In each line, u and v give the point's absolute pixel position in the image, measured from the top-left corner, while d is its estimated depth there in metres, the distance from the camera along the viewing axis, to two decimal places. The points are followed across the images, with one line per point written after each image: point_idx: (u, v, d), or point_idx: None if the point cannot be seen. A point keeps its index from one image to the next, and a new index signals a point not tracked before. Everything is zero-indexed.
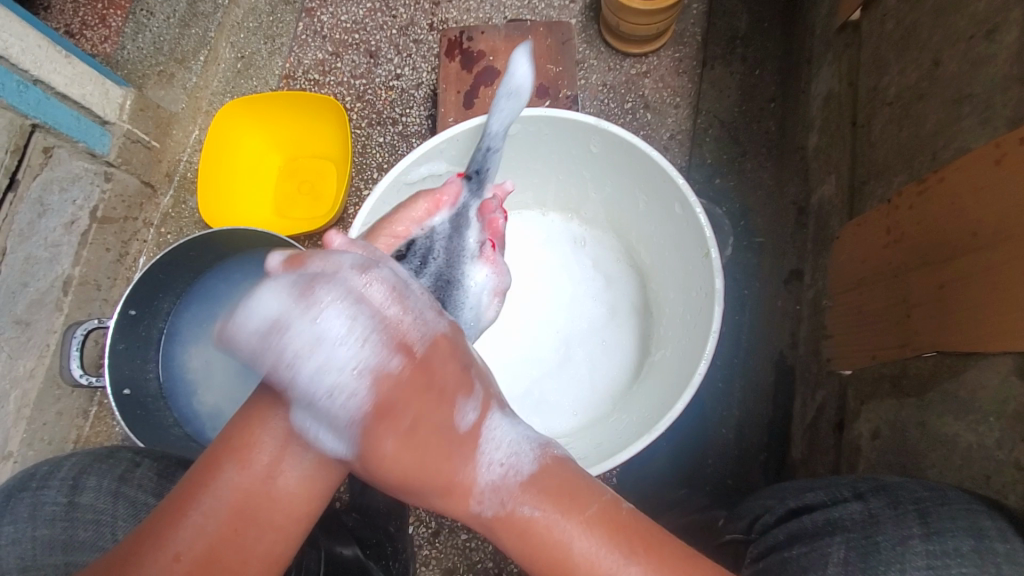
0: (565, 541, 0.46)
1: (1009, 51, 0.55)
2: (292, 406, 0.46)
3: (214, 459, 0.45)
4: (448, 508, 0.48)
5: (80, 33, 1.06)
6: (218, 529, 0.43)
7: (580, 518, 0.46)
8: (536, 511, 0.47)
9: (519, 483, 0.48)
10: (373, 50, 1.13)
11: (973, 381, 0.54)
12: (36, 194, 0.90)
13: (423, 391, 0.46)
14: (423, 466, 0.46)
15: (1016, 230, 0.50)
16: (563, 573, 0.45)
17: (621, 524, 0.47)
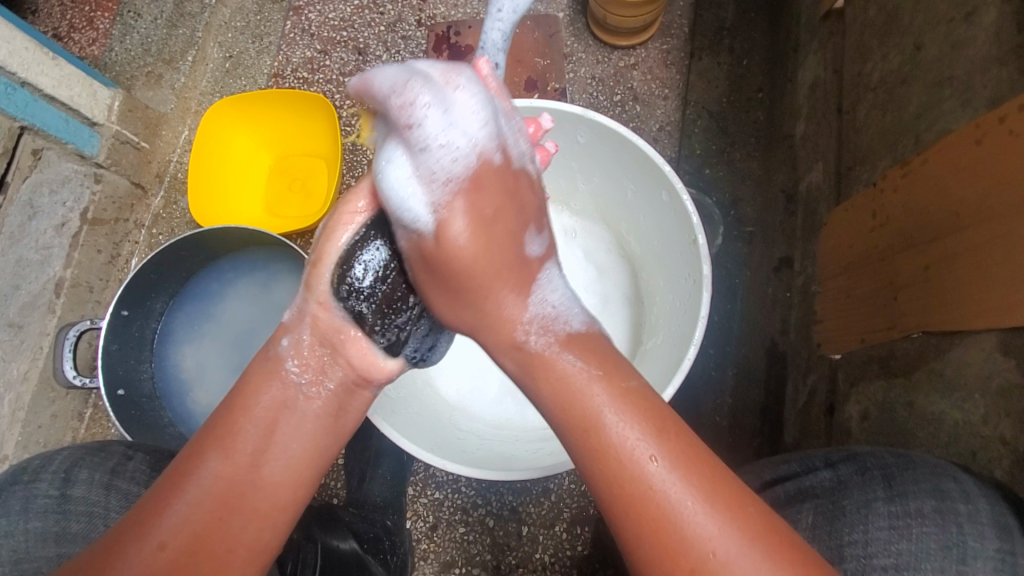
0: (602, 423, 0.45)
1: (988, 33, 0.56)
2: (274, 405, 0.49)
3: (198, 451, 0.47)
4: (489, 297, 0.51)
5: (67, 36, 1.07)
6: (203, 516, 0.45)
7: (613, 389, 0.46)
8: (577, 362, 0.49)
9: (564, 330, 0.51)
10: (361, 47, 1.13)
11: (957, 359, 0.55)
12: (26, 197, 0.90)
13: (509, 209, 0.50)
14: (495, 233, 0.50)
15: (998, 208, 0.51)
16: (584, 426, 0.46)
17: (660, 412, 0.46)
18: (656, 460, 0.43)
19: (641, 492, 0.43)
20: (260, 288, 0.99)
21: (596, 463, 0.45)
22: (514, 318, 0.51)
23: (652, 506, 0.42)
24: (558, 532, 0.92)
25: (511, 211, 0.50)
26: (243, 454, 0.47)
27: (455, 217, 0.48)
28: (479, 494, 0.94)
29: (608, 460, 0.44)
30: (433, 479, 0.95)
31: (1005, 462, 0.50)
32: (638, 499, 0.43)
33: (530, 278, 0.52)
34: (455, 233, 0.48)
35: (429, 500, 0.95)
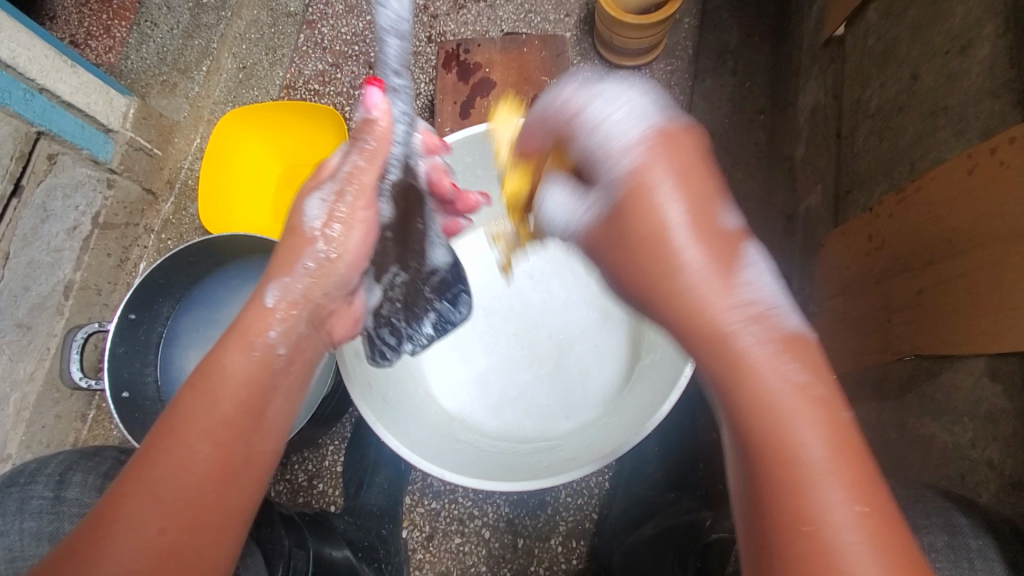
0: (791, 422, 0.39)
1: (981, 66, 0.58)
2: (257, 379, 0.53)
3: (180, 428, 0.49)
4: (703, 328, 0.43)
5: (84, 43, 1.10)
6: (196, 485, 0.48)
7: (821, 410, 0.40)
8: (769, 357, 0.41)
9: (780, 331, 0.43)
10: (372, 61, 1.16)
11: (948, 383, 0.56)
12: (40, 200, 0.92)
13: (697, 173, 0.48)
14: (725, 319, 0.43)
15: (988, 234, 0.52)
16: (765, 416, 0.40)
17: (850, 433, 0.40)
18: (822, 478, 0.38)
19: (788, 485, 0.38)
20: None
21: (772, 467, 0.39)
22: (707, 342, 0.43)
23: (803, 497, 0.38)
24: (554, 545, 0.93)
25: (700, 178, 0.48)
26: (235, 422, 0.51)
27: (654, 186, 0.47)
28: (477, 506, 0.95)
29: (778, 472, 0.39)
30: (431, 489, 0.96)
31: (993, 486, 0.51)
32: (783, 485, 0.38)
33: (734, 254, 0.45)
34: (662, 209, 0.46)
35: (426, 510, 0.95)
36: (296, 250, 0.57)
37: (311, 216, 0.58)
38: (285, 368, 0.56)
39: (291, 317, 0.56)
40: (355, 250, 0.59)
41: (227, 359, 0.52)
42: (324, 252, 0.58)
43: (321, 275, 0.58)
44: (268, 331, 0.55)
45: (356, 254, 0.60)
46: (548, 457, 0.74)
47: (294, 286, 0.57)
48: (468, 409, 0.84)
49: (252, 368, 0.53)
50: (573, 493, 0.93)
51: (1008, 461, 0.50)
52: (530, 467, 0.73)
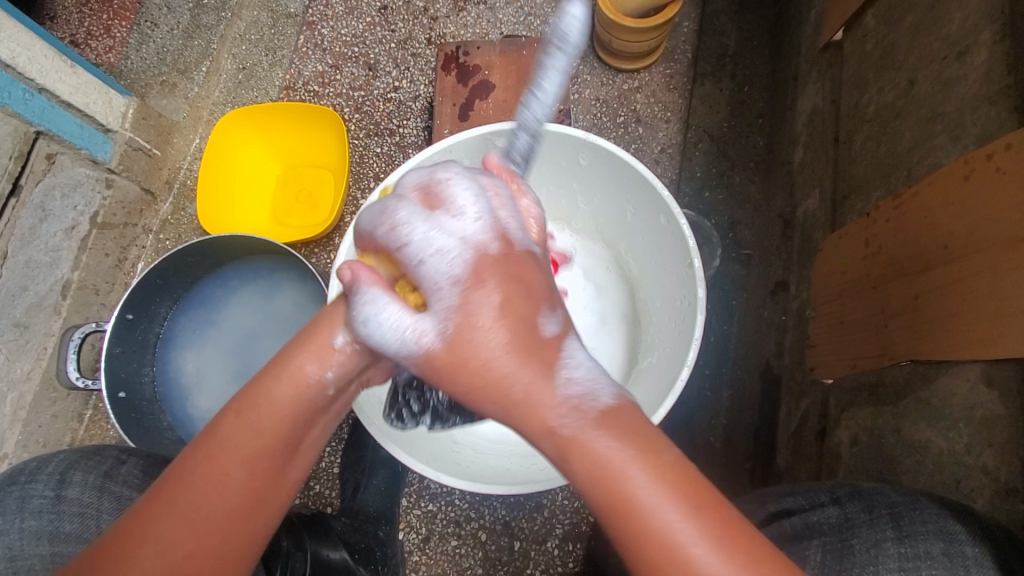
0: (643, 510, 0.38)
1: (978, 72, 0.58)
2: (300, 408, 0.47)
3: (214, 451, 0.46)
4: (560, 436, 0.41)
5: (84, 43, 1.10)
6: (223, 518, 0.46)
7: (678, 482, 0.39)
8: (614, 447, 0.40)
9: (596, 417, 0.41)
10: (372, 63, 1.16)
11: (944, 388, 0.56)
12: (39, 200, 0.92)
13: (516, 289, 0.44)
14: (546, 399, 0.41)
15: (985, 240, 0.52)
16: (614, 507, 0.39)
17: (689, 480, 0.40)
18: (702, 557, 0.37)
19: (667, 569, 0.38)
20: (264, 295, 1.01)
21: (643, 560, 0.38)
22: (557, 451, 0.41)
23: None
24: (550, 548, 0.93)
25: (519, 298, 0.44)
26: (267, 455, 0.47)
27: (477, 309, 0.43)
28: (473, 508, 0.95)
29: (663, 569, 0.38)
30: (427, 491, 0.96)
31: (987, 492, 0.51)
32: (660, 568, 0.38)
33: (554, 359, 0.43)
34: (477, 324, 0.43)
35: (423, 512, 0.95)
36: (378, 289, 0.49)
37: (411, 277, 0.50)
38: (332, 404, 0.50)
39: (351, 362, 0.49)
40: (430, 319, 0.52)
41: (271, 385, 0.47)
42: None
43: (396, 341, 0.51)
44: (326, 371, 0.48)
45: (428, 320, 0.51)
46: (544, 461, 0.74)
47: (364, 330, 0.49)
48: None
49: (295, 402, 0.47)
50: (569, 496, 0.93)
51: (1003, 468, 0.50)
52: (526, 470, 0.73)
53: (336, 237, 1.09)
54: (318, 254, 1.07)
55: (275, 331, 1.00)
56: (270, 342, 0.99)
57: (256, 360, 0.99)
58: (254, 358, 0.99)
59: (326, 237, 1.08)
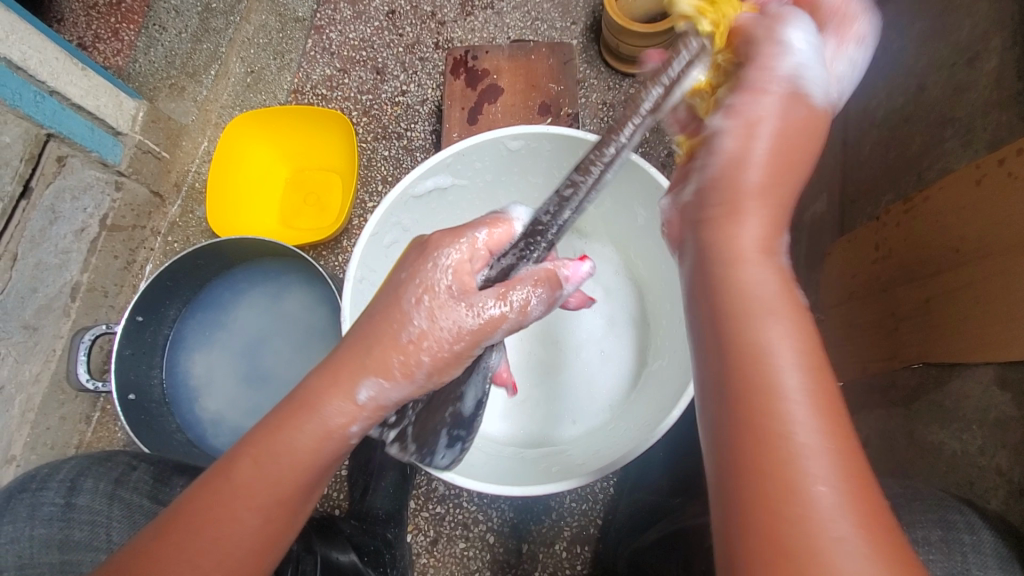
0: (776, 368, 0.43)
1: (989, 78, 0.58)
2: (318, 455, 0.49)
3: (232, 496, 0.47)
4: (728, 276, 0.49)
5: (93, 46, 1.08)
6: (235, 565, 0.46)
7: (812, 377, 0.44)
8: (775, 323, 0.46)
9: (776, 293, 0.48)
10: (380, 67, 1.17)
11: (956, 391, 0.56)
12: (49, 202, 0.92)
13: (814, 126, 0.54)
14: (751, 267, 0.49)
15: (996, 244, 0.53)
16: (754, 356, 0.45)
17: (829, 397, 0.44)
18: (807, 436, 0.41)
19: (769, 436, 0.41)
20: (272, 298, 1.01)
21: (754, 418, 0.42)
22: (723, 284, 0.49)
23: (777, 453, 0.41)
24: (558, 550, 0.93)
25: (807, 130, 0.54)
26: (284, 500, 0.48)
27: (761, 125, 0.53)
28: (481, 511, 0.95)
29: (768, 436, 0.41)
30: (436, 494, 0.96)
31: (1001, 493, 0.51)
32: (770, 461, 0.41)
33: (774, 240, 0.51)
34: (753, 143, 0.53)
35: (431, 514, 0.96)
36: (384, 331, 0.50)
37: (414, 318, 0.50)
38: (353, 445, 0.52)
39: (373, 413, 0.51)
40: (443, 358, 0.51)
41: (289, 432, 0.48)
42: (411, 343, 0.50)
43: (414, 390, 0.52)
44: (357, 394, 0.49)
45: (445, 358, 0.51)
46: (556, 463, 0.75)
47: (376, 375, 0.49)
48: None
49: (315, 447, 0.49)
50: (577, 498, 0.94)
51: (1016, 468, 0.50)
52: (538, 472, 0.73)
53: (344, 240, 1.10)
54: (327, 257, 1.07)
55: (285, 334, 1.00)
56: (278, 345, 1.00)
57: (263, 362, 0.99)
58: (263, 361, 0.99)
59: (334, 239, 1.08)
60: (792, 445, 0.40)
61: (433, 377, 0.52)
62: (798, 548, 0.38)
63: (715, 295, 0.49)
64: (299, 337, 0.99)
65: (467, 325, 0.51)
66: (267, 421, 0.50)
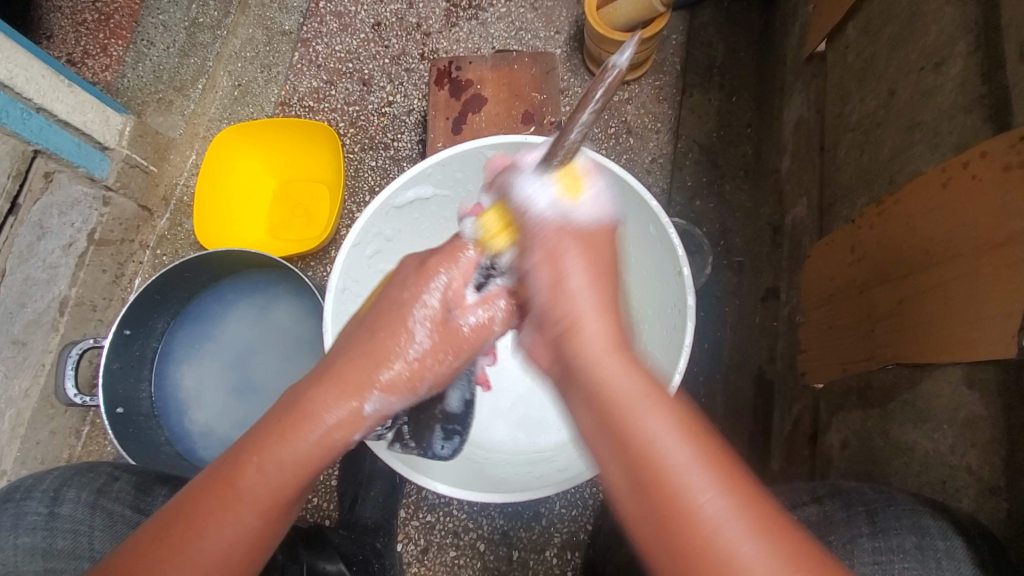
0: (636, 416, 0.41)
1: (954, 82, 0.59)
2: (315, 460, 0.48)
3: (223, 508, 0.46)
4: (571, 344, 0.44)
5: (81, 62, 1.08)
6: (234, 570, 0.47)
7: (670, 414, 0.42)
8: (627, 384, 0.42)
9: (600, 335, 0.44)
10: (366, 78, 1.18)
11: (928, 391, 0.57)
12: (36, 218, 0.93)
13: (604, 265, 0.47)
14: (590, 329, 0.44)
15: (963, 246, 0.53)
16: (617, 420, 0.42)
17: (691, 426, 0.42)
18: (685, 464, 0.40)
19: (656, 481, 0.40)
20: (259, 309, 1.02)
21: (644, 494, 0.40)
22: (567, 338, 0.45)
23: (677, 515, 0.39)
24: (549, 557, 0.93)
25: (603, 267, 0.47)
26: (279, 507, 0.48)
27: (564, 255, 0.47)
28: (471, 518, 0.95)
29: (651, 485, 0.40)
30: (426, 502, 0.97)
31: (972, 492, 0.52)
32: (674, 527, 0.39)
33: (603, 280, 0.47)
34: (567, 275, 0.46)
35: (421, 523, 0.96)
36: (391, 336, 0.50)
37: (415, 335, 0.50)
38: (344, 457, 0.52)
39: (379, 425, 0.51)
40: (446, 370, 0.52)
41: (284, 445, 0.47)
42: (419, 352, 0.50)
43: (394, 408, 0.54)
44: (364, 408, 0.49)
45: (450, 368, 0.53)
46: (539, 469, 0.75)
47: (391, 392, 0.49)
48: None
49: (311, 455, 0.48)
50: (567, 504, 0.94)
51: (986, 467, 0.51)
52: (522, 479, 0.74)
53: (332, 251, 1.10)
54: (314, 267, 1.08)
55: (274, 345, 1.01)
56: (266, 356, 1.00)
57: (252, 374, 0.99)
58: (251, 372, 1.00)
59: (322, 250, 1.09)
60: (685, 476, 0.39)
61: (433, 382, 0.52)
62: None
63: (565, 374, 0.45)
64: (287, 348, 1.00)
65: (462, 335, 0.52)
66: (260, 430, 0.48)
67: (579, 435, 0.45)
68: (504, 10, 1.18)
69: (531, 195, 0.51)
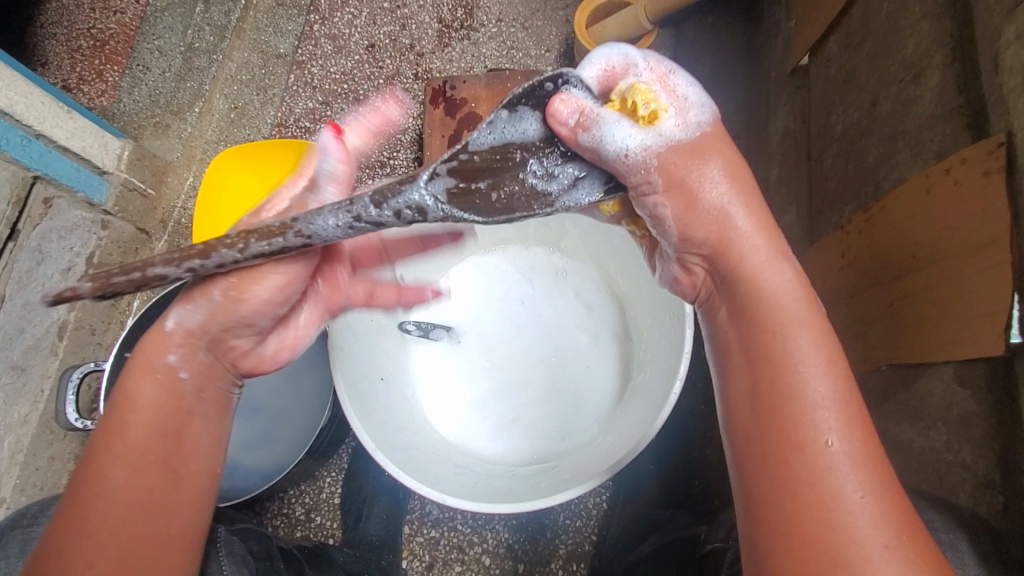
0: (785, 336, 0.47)
1: (932, 93, 0.62)
2: (165, 402, 0.54)
3: (92, 467, 0.52)
4: (729, 249, 0.52)
5: (77, 88, 1.11)
6: (137, 518, 0.51)
7: (820, 343, 0.47)
8: (789, 305, 0.49)
9: (774, 276, 0.50)
10: (361, 99, 1.20)
11: (922, 390, 0.58)
12: (36, 243, 0.93)
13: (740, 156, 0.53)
14: (757, 254, 0.51)
15: (947, 248, 0.56)
16: (768, 338, 0.48)
17: (838, 365, 0.47)
18: (817, 394, 0.45)
19: (782, 408, 0.45)
20: None
21: (771, 404, 0.46)
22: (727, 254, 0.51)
23: (791, 430, 0.45)
24: (554, 569, 0.93)
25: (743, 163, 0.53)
26: (149, 454, 0.53)
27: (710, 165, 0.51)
28: (476, 532, 0.95)
29: (781, 406, 0.45)
30: (429, 518, 0.96)
31: (968, 486, 0.53)
32: (785, 441, 0.45)
33: (767, 218, 0.52)
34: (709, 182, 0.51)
35: (426, 539, 0.95)
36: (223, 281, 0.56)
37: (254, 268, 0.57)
38: (198, 392, 0.56)
39: (188, 344, 0.55)
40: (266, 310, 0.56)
41: (134, 388, 0.54)
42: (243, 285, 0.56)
43: (221, 304, 0.55)
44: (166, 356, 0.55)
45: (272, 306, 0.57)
46: (547, 478, 0.75)
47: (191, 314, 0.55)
48: (468, 437, 0.85)
49: (159, 395, 0.54)
50: (570, 515, 0.95)
51: (980, 462, 0.52)
52: (531, 486, 0.74)
53: None
54: None
55: None
56: None
57: None
58: None
59: None
60: (816, 413, 0.45)
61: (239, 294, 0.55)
62: (813, 512, 0.42)
63: (722, 285, 0.53)
64: None
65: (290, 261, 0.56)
66: (114, 393, 0.55)
67: (719, 345, 0.53)
68: (495, 29, 1.21)
69: (620, 142, 0.50)
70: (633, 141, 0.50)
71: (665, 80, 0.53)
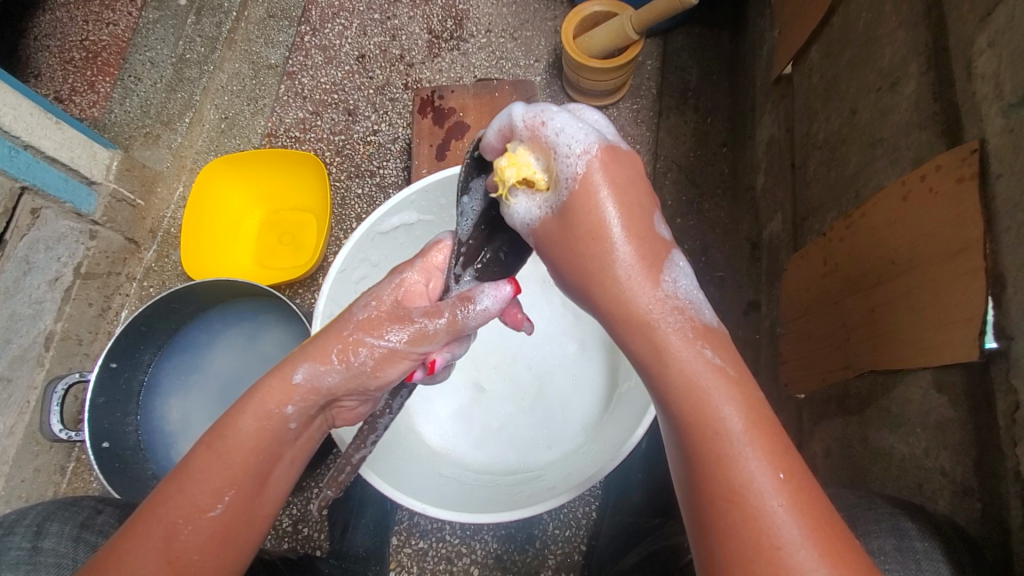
0: (702, 395, 0.44)
1: (909, 101, 0.63)
2: (266, 442, 0.53)
3: (179, 487, 0.50)
4: (625, 305, 0.48)
5: (69, 99, 1.12)
6: (205, 551, 0.50)
7: (736, 392, 0.44)
8: (697, 360, 0.46)
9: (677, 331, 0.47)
10: (351, 108, 1.21)
11: (902, 396, 0.58)
12: (23, 253, 0.93)
13: (637, 180, 0.50)
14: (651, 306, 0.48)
15: (924, 254, 0.56)
16: (688, 398, 0.45)
17: (761, 415, 0.44)
18: (744, 446, 0.42)
19: (721, 471, 0.42)
20: (248, 338, 1.02)
21: (708, 467, 0.43)
22: (625, 319, 0.48)
23: (733, 495, 0.41)
24: None
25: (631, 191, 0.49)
26: (236, 486, 0.51)
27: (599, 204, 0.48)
28: (465, 543, 0.95)
29: (717, 470, 0.42)
30: (417, 529, 0.96)
31: (947, 493, 0.53)
32: (730, 503, 0.41)
33: (660, 258, 0.49)
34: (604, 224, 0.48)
35: (414, 550, 0.95)
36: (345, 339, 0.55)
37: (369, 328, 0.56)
38: (293, 438, 0.55)
39: (309, 398, 0.54)
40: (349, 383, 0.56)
41: (240, 421, 0.52)
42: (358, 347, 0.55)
43: (356, 374, 0.55)
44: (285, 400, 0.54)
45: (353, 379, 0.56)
46: (531, 488, 0.74)
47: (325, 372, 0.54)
48: (454, 447, 0.85)
49: (261, 434, 0.53)
50: (559, 525, 0.94)
51: (958, 469, 0.52)
52: (511, 497, 0.73)
53: (319, 278, 1.11)
54: (302, 295, 1.09)
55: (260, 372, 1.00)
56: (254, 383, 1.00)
57: None
58: None
59: (309, 277, 1.10)
60: (750, 472, 0.41)
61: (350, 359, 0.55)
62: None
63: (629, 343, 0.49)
64: None
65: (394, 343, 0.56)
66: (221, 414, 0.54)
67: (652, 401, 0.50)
68: (485, 40, 1.22)
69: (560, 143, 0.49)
70: (533, 212, 0.52)
71: (539, 135, 0.49)
